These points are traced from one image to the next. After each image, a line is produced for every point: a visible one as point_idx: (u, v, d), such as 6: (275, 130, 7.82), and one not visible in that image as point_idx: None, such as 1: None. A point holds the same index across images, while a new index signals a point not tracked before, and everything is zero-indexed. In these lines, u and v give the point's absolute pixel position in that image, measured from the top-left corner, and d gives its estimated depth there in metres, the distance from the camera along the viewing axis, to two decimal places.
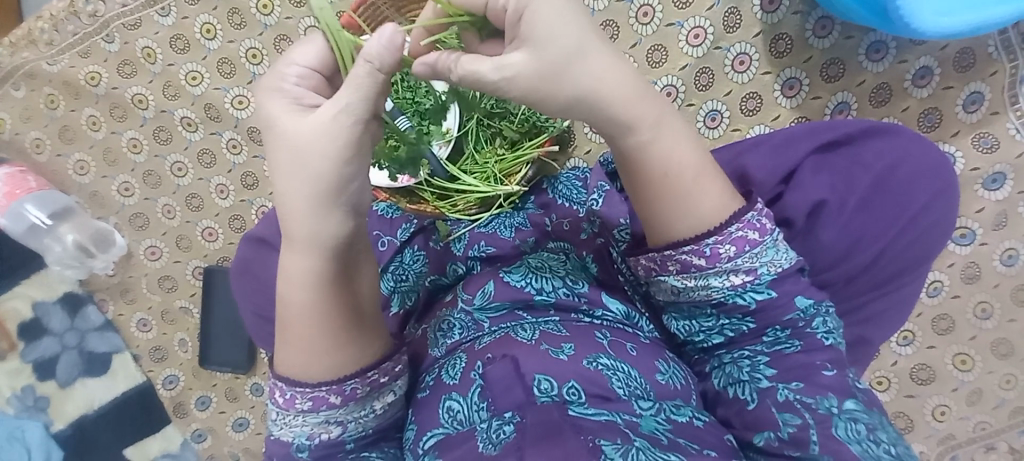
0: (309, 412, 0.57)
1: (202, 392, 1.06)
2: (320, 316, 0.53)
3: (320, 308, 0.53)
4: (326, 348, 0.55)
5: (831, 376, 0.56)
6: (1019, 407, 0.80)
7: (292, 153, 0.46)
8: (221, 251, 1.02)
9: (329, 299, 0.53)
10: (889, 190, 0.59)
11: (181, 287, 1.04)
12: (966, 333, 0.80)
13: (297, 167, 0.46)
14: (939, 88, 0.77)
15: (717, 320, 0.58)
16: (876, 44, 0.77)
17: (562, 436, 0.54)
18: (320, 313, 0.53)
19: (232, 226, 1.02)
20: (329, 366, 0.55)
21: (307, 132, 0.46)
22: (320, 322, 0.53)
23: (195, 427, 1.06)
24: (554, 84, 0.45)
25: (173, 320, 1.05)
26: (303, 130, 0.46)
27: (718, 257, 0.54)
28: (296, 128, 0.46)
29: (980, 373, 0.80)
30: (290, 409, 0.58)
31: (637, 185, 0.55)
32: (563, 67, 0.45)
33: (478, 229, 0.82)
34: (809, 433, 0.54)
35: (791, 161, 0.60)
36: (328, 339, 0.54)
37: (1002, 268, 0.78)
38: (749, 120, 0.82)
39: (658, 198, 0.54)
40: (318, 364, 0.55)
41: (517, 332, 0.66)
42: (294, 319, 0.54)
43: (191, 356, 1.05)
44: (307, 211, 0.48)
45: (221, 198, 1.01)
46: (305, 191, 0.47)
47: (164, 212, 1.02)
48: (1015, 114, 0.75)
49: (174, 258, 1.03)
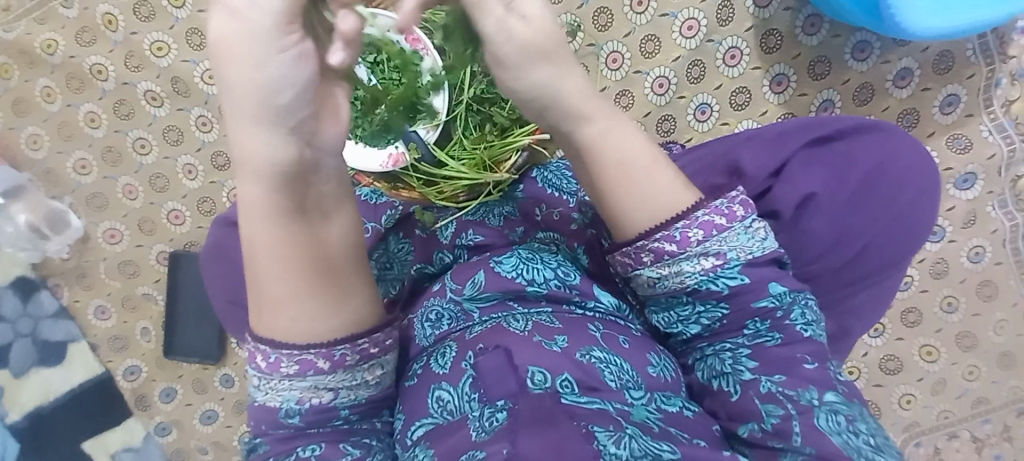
0: (295, 377, 0.54)
1: (166, 384, 1.00)
2: (285, 255, 0.51)
3: (287, 245, 0.51)
4: (296, 293, 0.52)
5: (812, 369, 0.57)
6: (981, 398, 0.84)
7: (227, 65, 0.45)
8: (190, 235, 0.96)
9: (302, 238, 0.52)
10: (875, 186, 0.60)
11: (145, 273, 0.98)
12: (933, 325, 0.83)
13: (238, 82, 0.45)
14: (918, 89, 0.79)
15: (693, 308, 0.58)
16: (861, 44, 0.79)
17: (556, 422, 0.53)
18: (290, 254, 0.51)
19: (200, 209, 0.96)
20: (307, 315, 0.52)
21: (241, 41, 0.43)
22: (294, 265, 0.52)
23: (159, 419, 1.00)
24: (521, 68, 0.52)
25: (135, 308, 0.98)
26: (236, 42, 0.43)
27: (688, 242, 0.55)
28: (223, 36, 0.44)
29: (945, 364, 0.84)
30: (274, 374, 0.54)
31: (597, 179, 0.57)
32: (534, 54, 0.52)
33: (465, 217, 0.79)
34: (791, 424, 0.55)
35: (782, 155, 0.61)
36: (296, 283, 0.52)
37: (968, 264, 0.81)
38: (738, 115, 0.83)
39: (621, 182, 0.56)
40: (298, 313, 0.52)
41: (508, 322, 0.65)
42: (260, 259, 0.52)
43: (154, 346, 0.99)
44: (252, 127, 0.47)
45: (189, 178, 0.95)
46: (247, 108, 0.46)
47: (125, 193, 0.95)
48: (988, 117, 0.78)
49: (136, 241, 0.97)
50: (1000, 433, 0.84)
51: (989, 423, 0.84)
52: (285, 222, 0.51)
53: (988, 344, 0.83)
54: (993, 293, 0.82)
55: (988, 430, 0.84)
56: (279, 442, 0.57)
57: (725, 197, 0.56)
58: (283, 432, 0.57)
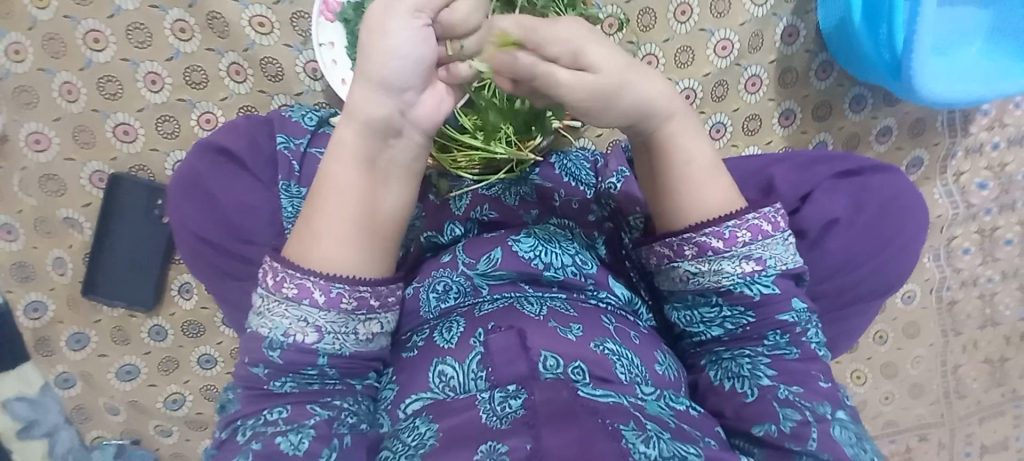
0: (291, 301, 0.55)
1: (78, 328, 0.84)
2: (340, 199, 0.56)
3: (343, 185, 0.56)
4: (327, 230, 0.56)
5: (827, 386, 0.63)
6: (891, 420, 0.97)
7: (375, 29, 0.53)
8: (138, 158, 0.81)
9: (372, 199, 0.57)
10: (888, 220, 0.65)
11: (70, 193, 0.81)
12: (865, 353, 0.95)
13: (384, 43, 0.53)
14: (893, 147, 0.90)
15: (719, 310, 0.64)
16: (858, 97, 0.88)
17: (578, 416, 0.56)
18: (339, 193, 0.56)
19: (158, 128, 0.80)
20: (327, 251, 0.56)
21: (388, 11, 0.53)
22: (337, 204, 0.56)
23: (61, 370, 0.85)
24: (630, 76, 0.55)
25: (49, 233, 0.81)
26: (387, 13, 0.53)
27: (734, 241, 0.60)
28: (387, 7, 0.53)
29: (869, 387, 0.96)
30: (273, 295, 0.55)
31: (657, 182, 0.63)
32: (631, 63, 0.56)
33: (481, 190, 0.77)
34: (809, 429, 0.59)
35: (811, 181, 0.66)
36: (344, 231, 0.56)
37: (901, 305, 0.94)
38: (747, 139, 0.88)
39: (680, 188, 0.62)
40: (335, 255, 0.56)
41: (522, 303, 0.67)
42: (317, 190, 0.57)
43: (69, 281, 0.83)
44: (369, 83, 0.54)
45: (151, 91, 0.79)
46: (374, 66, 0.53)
47: (61, 92, 0.78)
48: (941, 181, 0.90)
49: (65, 153, 0.79)
50: (902, 452, 0.98)
51: (895, 442, 0.98)
52: (357, 169, 0.56)
53: (906, 375, 0.96)
54: (916, 332, 0.95)
55: (893, 448, 0.98)
56: (252, 401, 0.58)
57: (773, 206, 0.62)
58: (257, 390, 0.58)
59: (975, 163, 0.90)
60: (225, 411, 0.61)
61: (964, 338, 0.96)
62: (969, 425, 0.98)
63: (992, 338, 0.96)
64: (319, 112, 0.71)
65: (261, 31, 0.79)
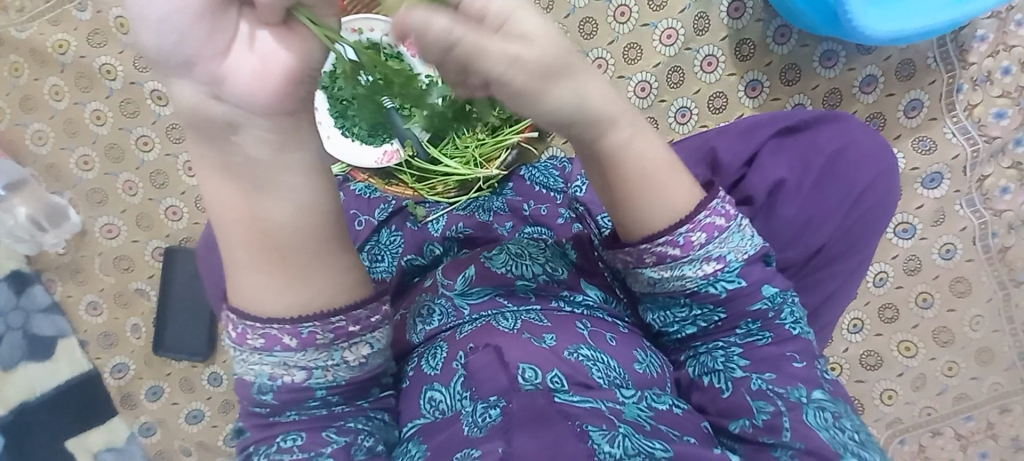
0: (264, 351, 0.51)
1: (153, 382, 1.00)
2: (250, 229, 0.49)
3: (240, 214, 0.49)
4: (259, 265, 0.50)
5: (801, 367, 0.60)
6: (963, 394, 0.84)
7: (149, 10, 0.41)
8: (186, 232, 0.99)
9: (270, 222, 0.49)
10: (842, 172, 0.63)
11: (138, 268, 0.99)
12: (909, 321, 0.85)
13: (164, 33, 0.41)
14: (883, 95, 0.84)
15: (689, 310, 0.60)
16: (828, 53, 0.85)
17: (551, 421, 0.58)
18: (246, 224, 0.49)
19: (198, 205, 0.98)
20: (270, 289, 0.50)
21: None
22: (247, 237, 0.50)
23: (144, 419, 1.00)
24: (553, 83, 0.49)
25: (126, 303, 0.99)
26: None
27: (691, 245, 0.56)
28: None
29: (923, 359, 0.85)
30: (243, 347, 0.52)
31: (616, 189, 0.56)
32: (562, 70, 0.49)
33: (457, 211, 0.84)
34: (782, 419, 0.57)
35: (753, 146, 0.65)
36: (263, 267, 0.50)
37: (940, 261, 0.84)
38: (716, 118, 0.88)
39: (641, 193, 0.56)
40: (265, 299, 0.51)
41: (498, 321, 0.69)
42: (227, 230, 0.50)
43: (143, 342, 1.00)
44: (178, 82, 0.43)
45: (188, 175, 0.98)
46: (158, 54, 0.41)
47: (124, 188, 0.98)
48: (950, 120, 0.82)
49: (132, 237, 0.99)
50: (984, 430, 0.84)
51: (972, 419, 0.84)
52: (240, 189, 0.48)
53: (966, 340, 0.84)
54: (967, 289, 0.84)
55: (972, 427, 0.84)
56: (260, 429, 0.57)
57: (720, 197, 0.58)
58: (261, 417, 0.56)
59: (986, 93, 0.82)
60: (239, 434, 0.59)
61: None
62: None
63: None
64: None
65: None
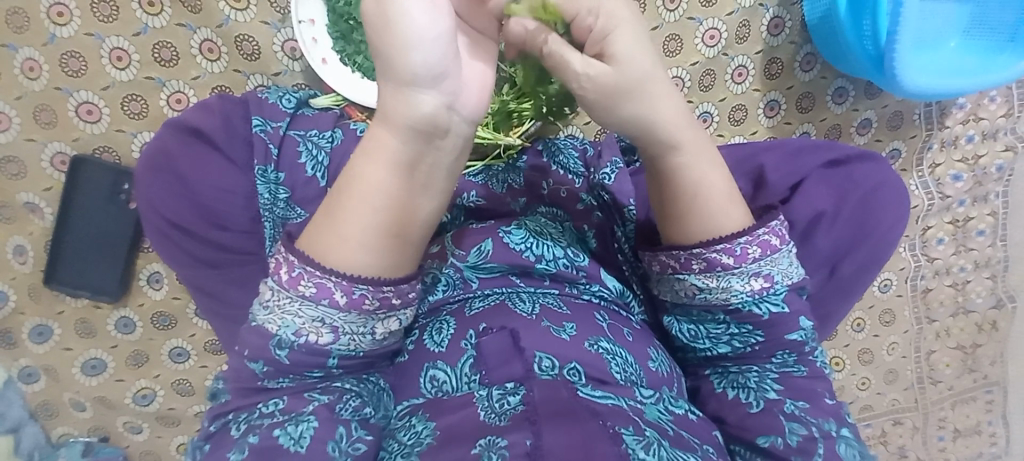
0: (309, 301, 0.48)
1: (40, 320, 0.79)
2: (373, 204, 0.49)
3: (381, 190, 0.49)
4: (362, 239, 0.49)
5: (832, 403, 0.62)
6: (867, 405, 1.00)
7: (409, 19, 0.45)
8: (104, 139, 0.77)
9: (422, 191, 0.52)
10: (872, 211, 0.66)
11: (30, 176, 0.76)
12: (843, 341, 0.98)
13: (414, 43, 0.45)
14: (872, 140, 0.92)
15: (727, 329, 0.61)
16: (840, 90, 0.90)
17: (578, 417, 0.54)
18: (382, 200, 0.49)
19: (126, 109, 0.77)
20: (360, 257, 0.49)
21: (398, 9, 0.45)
22: (373, 209, 0.49)
23: (24, 363, 0.80)
24: (621, 104, 0.53)
25: (9, 219, 0.76)
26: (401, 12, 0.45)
27: (745, 258, 0.58)
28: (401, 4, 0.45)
29: (846, 374, 0.99)
30: (288, 292, 0.49)
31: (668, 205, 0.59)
32: (630, 91, 0.53)
33: (469, 177, 0.77)
34: (816, 444, 0.59)
35: (800, 170, 0.66)
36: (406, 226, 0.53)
37: (878, 293, 0.97)
38: (733, 129, 0.89)
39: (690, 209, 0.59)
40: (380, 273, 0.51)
41: (514, 302, 0.65)
42: (351, 190, 0.49)
43: (30, 270, 0.78)
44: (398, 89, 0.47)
45: (117, 67, 0.75)
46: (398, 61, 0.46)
47: (23, 69, 0.74)
48: (917, 174, 0.92)
49: (26, 135, 0.75)
50: (878, 436, 1.01)
51: (869, 426, 1.01)
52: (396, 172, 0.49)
53: (880, 361, 0.99)
54: (892, 320, 0.98)
55: (868, 432, 1.01)
56: (242, 395, 0.53)
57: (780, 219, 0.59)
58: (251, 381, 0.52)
59: (950, 155, 0.92)
60: (217, 400, 0.55)
61: (937, 326, 0.99)
62: (941, 410, 1.01)
63: (964, 325, 0.99)
64: (297, 93, 0.71)
65: (236, 6, 0.76)
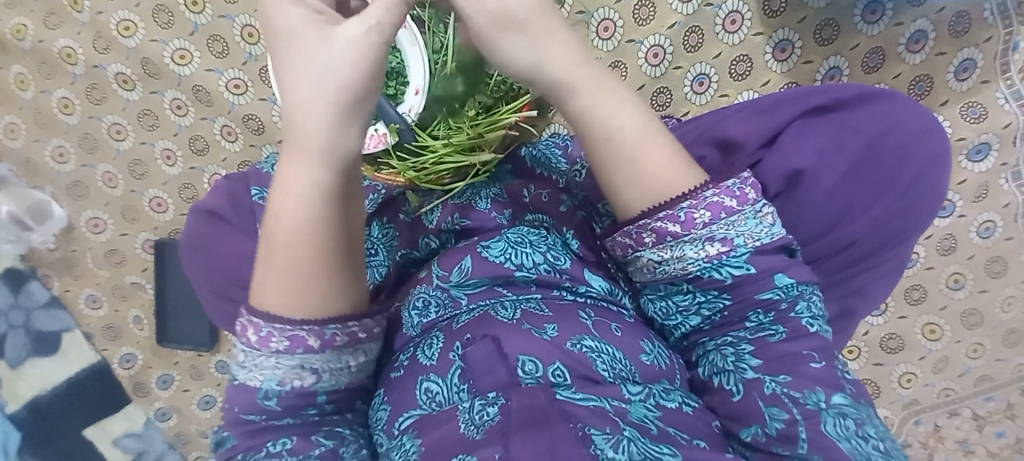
0: (284, 353, 0.52)
1: (163, 370, 0.99)
2: (308, 237, 0.51)
3: (312, 227, 0.50)
4: (300, 272, 0.51)
5: (819, 367, 0.55)
6: (984, 375, 0.83)
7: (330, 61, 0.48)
8: (173, 224, 0.94)
9: (333, 177, 0.50)
10: (882, 158, 0.57)
11: (131, 262, 0.97)
12: (938, 302, 0.81)
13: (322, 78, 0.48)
14: (933, 54, 0.75)
15: (693, 297, 0.57)
16: (873, 5, 0.75)
17: (550, 421, 0.52)
18: (320, 237, 0.51)
19: (182, 195, 0.93)
20: (290, 293, 0.51)
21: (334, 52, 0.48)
22: (310, 249, 0.51)
23: (158, 405, 1.00)
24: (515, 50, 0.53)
25: (125, 297, 0.98)
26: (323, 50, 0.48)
27: (693, 223, 0.53)
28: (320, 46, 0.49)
29: (948, 342, 0.82)
30: (263, 348, 0.52)
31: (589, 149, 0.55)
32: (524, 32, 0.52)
33: (453, 200, 0.73)
34: (797, 429, 0.52)
35: (777, 124, 0.57)
36: (318, 216, 0.50)
37: (979, 240, 0.79)
38: (738, 85, 0.78)
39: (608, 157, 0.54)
40: (286, 301, 0.51)
41: (496, 310, 0.63)
42: (288, 233, 0.51)
43: (148, 333, 0.99)
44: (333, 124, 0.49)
45: (168, 165, 0.92)
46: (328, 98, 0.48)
47: (105, 181, 0.94)
48: (1005, 83, 0.75)
49: (120, 230, 0.96)
50: (1003, 410, 0.83)
51: (992, 400, 0.83)
52: (328, 206, 0.51)
53: (995, 322, 0.81)
54: (1003, 269, 0.80)
55: (991, 407, 0.83)
56: (248, 435, 0.56)
57: (738, 177, 0.53)
58: (252, 424, 0.56)
59: None
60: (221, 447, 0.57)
61: None
62: None
63: None
64: None
65: (237, 92, 0.89)
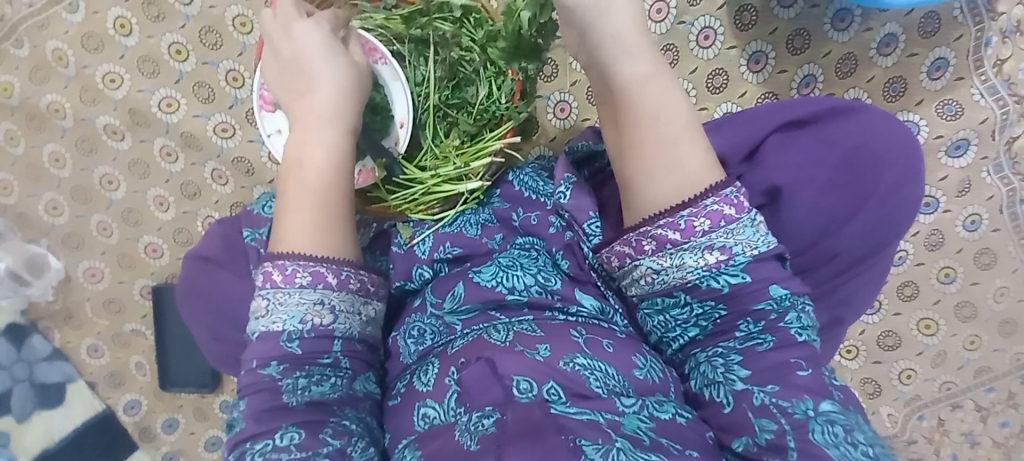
0: (306, 288, 0.56)
1: (167, 414, 1.00)
2: (328, 184, 0.60)
3: (332, 174, 0.60)
4: (318, 218, 0.59)
5: (805, 376, 0.55)
6: (982, 367, 0.83)
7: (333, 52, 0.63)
8: (169, 268, 0.95)
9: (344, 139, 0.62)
10: (860, 169, 0.58)
11: (129, 309, 0.97)
12: (930, 297, 0.82)
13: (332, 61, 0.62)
14: (904, 55, 0.76)
15: (690, 310, 0.57)
16: (841, 12, 0.76)
17: (544, 434, 0.52)
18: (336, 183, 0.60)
19: (177, 240, 0.94)
20: (312, 238, 0.58)
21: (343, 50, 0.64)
22: (330, 194, 0.60)
23: (165, 450, 1.00)
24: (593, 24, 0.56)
25: (126, 343, 0.98)
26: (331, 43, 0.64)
27: (692, 231, 0.54)
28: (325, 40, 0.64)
29: (944, 336, 0.83)
30: (286, 286, 0.56)
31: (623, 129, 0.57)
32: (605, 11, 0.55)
33: (443, 229, 0.74)
34: (786, 439, 0.52)
35: (755, 141, 0.59)
36: (335, 142, 0.61)
37: (965, 234, 0.80)
38: (716, 98, 0.79)
39: (640, 141, 0.56)
40: (308, 243, 0.57)
41: (489, 333, 0.63)
42: (310, 182, 0.60)
43: (150, 378, 0.99)
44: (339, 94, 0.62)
45: (161, 211, 0.93)
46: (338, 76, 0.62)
47: (100, 230, 0.95)
48: (979, 79, 0.76)
49: (117, 278, 0.96)
50: (1004, 400, 0.84)
51: (992, 391, 0.84)
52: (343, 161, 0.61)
53: (989, 313, 0.82)
54: (992, 261, 0.81)
55: (992, 398, 0.84)
56: (263, 420, 0.54)
57: (735, 186, 0.54)
58: (269, 408, 0.55)
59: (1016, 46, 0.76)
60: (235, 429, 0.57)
61: None
62: None
63: None
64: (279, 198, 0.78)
65: (225, 135, 0.90)
